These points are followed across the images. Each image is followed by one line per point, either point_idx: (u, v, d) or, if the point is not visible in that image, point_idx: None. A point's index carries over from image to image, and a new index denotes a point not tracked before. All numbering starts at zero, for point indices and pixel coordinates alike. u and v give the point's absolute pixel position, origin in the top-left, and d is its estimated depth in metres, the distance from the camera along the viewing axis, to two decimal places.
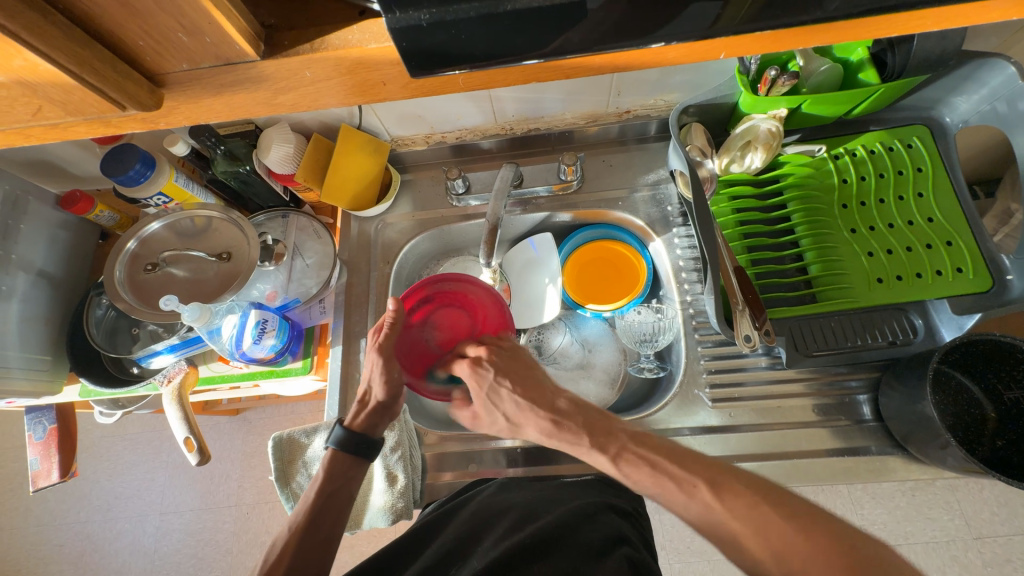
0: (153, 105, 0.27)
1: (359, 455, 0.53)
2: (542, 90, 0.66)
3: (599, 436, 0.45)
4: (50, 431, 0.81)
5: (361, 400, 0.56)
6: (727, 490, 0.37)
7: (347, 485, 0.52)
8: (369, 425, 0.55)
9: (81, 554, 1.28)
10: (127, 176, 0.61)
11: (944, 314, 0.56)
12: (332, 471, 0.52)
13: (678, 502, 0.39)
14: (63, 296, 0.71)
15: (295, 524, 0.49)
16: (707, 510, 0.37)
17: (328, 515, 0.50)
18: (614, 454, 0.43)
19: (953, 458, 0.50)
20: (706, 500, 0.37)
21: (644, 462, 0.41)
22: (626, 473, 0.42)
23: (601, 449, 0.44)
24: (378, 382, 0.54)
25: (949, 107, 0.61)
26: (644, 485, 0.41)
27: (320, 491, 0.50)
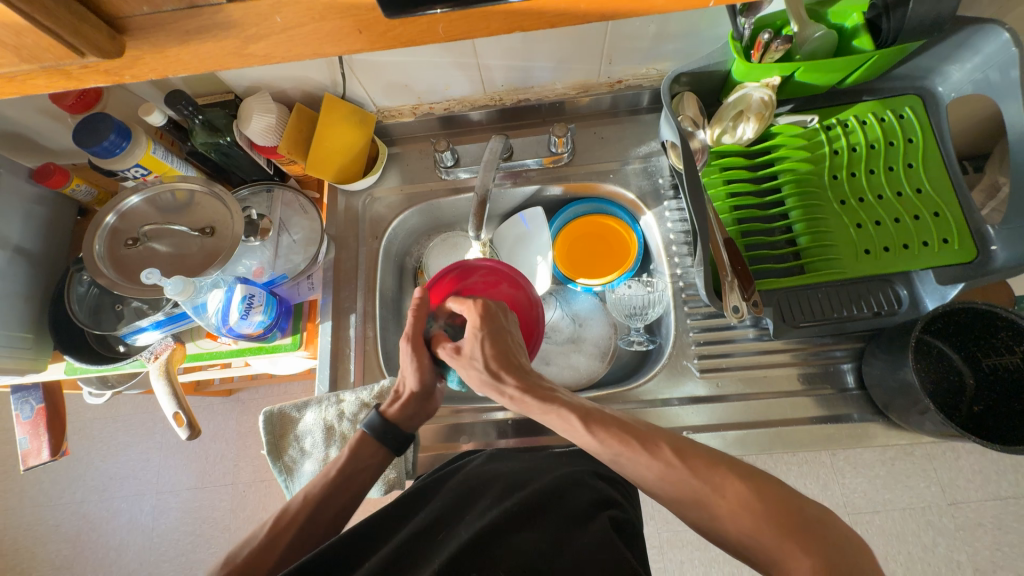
0: (114, 52, 0.28)
1: (388, 445, 0.53)
2: (531, 58, 0.64)
3: (568, 403, 0.42)
4: (38, 410, 0.80)
5: (397, 392, 0.55)
6: (692, 455, 0.38)
7: (369, 470, 0.52)
8: (406, 417, 0.54)
9: (78, 534, 1.29)
10: (102, 147, 0.58)
11: (929, 285, 0.57)
12: (354, 454, 0.52)
13: (640, 459, 0.38)
14: (42, 272, 0.69)
15: (309, 497, 0.49)
16: (669, 470, 0.37)
17: (345, 494, 0.50)
18: (584, 420, 0.40)
19: (931, 423, 0.51)
20: (668, 459, 0.38)
21: (615, 425, 0.40)
22: (593, 437, 0.40)
23: (574, 415, 0.41)
24: (412, 372, 0.51)
25: (942, 76, 0.61)
26: (611, 448, 0.39)
27: (341, 472, 0.50)
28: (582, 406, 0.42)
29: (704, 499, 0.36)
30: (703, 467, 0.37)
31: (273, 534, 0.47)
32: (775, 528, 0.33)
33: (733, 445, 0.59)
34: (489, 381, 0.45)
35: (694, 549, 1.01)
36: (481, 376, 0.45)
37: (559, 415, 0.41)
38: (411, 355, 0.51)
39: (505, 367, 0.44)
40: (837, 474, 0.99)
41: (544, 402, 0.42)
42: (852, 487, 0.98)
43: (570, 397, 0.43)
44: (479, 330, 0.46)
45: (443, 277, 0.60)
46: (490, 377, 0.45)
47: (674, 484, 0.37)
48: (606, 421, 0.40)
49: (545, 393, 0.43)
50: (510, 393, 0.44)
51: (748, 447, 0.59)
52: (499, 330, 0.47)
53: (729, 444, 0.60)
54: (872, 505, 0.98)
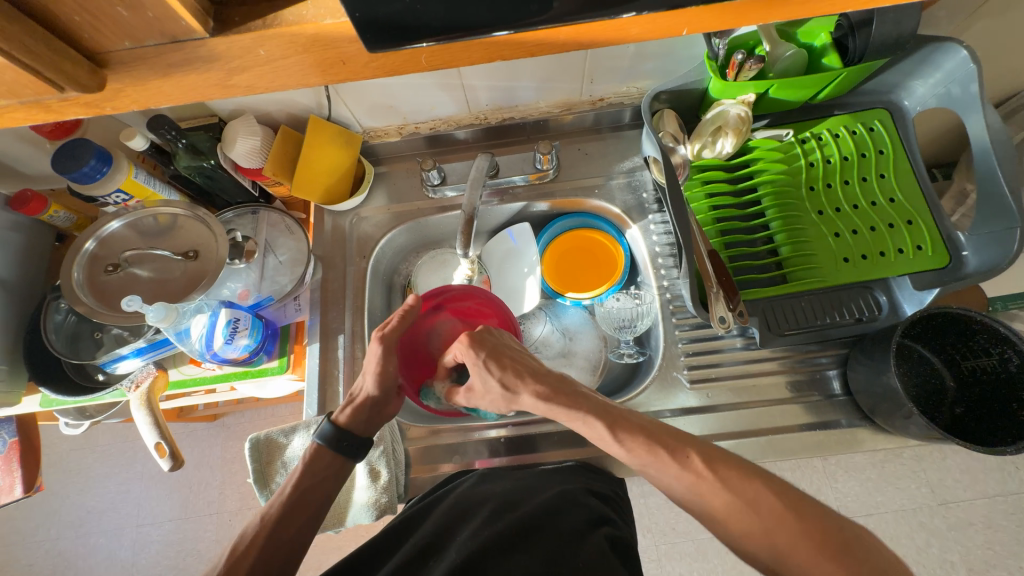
0: (94, 86, 0.28)
1: (343, 453, 0.50)
2: (515, 78, 0.65)
3: (591, 408, 0.42)
4: (11, 444, 0.77)
5: (350, 398, 0.53)
6: (724, 466, 0.38)
7: (326, 483, 0.50)
8: (360, 424, 0.52)
9: (53, 573, 1.23)
10: (82, 173, 0.57)
11: (907, 291, 0.59)
12: (310, 466, 0.50)
13: (670, 471, 0.39)
14: (17, 301, 0.67)
15: (265, 519, 0.47)
16: (699, 481, 0.38)
17: (302, 511, 0.48)
18: (611, 425, 0.41)
19: (916, 426, 0.52)
20: (699, 470, 0.38)
21: (641, 432, 0.41)
22: (622, 446, 0.40)
23: (600, 420, 0.41)
24: (373, 376, 0.51)
25: (907, 90, 0.64)
26: (639, 457, 0.40)
27: (296, 486, 0.49)
28: (605, 408, 0.42)
29: (729, 518, 0.36)
30: (734, 479, 0.37)
31: (227, 564, 0.44)
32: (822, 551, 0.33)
33: None
34: (511, 398, 0.45)
35: (692, 560, 1.00)
36: (500, 395, 0.45)
37: (584, 420, 0.42)
38: (381, 359, 0.51)
39: (525, 379, 0.45)
40: (830, 478, 1.00)
41: (570, 409, 0.42)
42: (845, 491, 0.99)
43: (593, 397, 0.44)
44: (479, 356, 0.46)
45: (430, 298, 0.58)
46: (509, 393, 0.45)
47: (705, 495, 0.37)
48: (631, 427, 0.41)
49: (570, 394, 0.44)
50: (534, 405, 0.44)
51: (740, 457, 0.60)
52: (507, 350, 0.48)
53: None
54: (865, 508, 0.99)
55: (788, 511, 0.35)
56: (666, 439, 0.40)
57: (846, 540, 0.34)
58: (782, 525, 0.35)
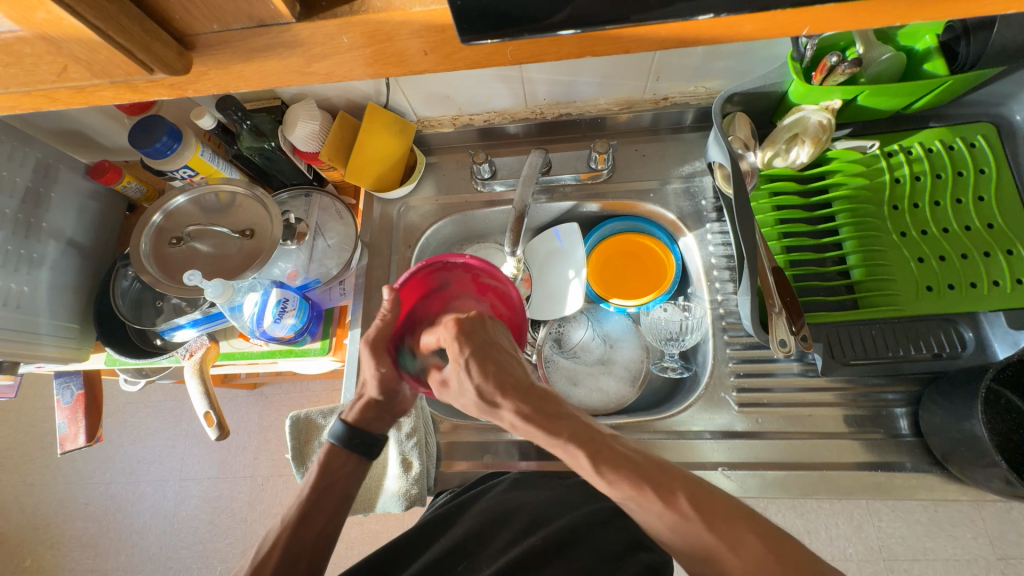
0: (181, 68, 0.29)
1: (358, 452, 0.51)
2: (577, 73, 0.62)
3: (574, 436, 0.37)
4: (77, 396, 0.83)
5: (359, 395, 0.53)
6: (710, 504, 0.35)
7: (343, 484, 0.50)
8: (366, 421, 0.52)
9: (104, 514, 1.34)
10: (155, 149, 0.60)
11: (999, 329, 0.53)
12: (327, 466, 0.50)
13: (653, 510, 0.35)
14: (91, 265, 0.71)
15: (287, 520, 0.48)
16: (683, 522, 0.35)
17: (322, 512, 0.48)
18: (593, 456, 0.36)
19: (998, 481, 0.47)
20: (683, 509, 0.35)
21: (626, 466, 0.36)
22: (603, 479, 0.36)
23: (579, 449, 0.36)
24: (371, 380, 0.49)
25: (1021, 103, 0.56)
26: (622, 492, 0.36)
27: (313, 487, 0.49)
28: (587, 434, 0.37)
29: (718, 557, 0.34)
30: (721, 521, 0.34)
31: (255, 567, 0.45)
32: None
33: (772, 487, 0.56)
34: (485, 409, 0.38)
35: None
36: (475, 405, 0.39)
37: (566, 449, 0.36)
38: (373, 363, 0.48)
39: (504, 392, 0.38)
40: (873, 516, 0.93)
41: (551, 438, 0.36)
42: (889, 531, 0.92)
43: (577, 422, 0.38)
44: (462, 354, 0.39)
45: (442, 264, 0.55)
46: (485, 405, 0.38)
47: (688, 536, 0.34)
48: (615, 459, 0.36)
49: (552, 418, 0.37)
50: (512, 424, 0.38)
51: (787, 490, 0.56)
52: (490, 347, 0.40)
53: (766, 485, 0.56)
54: (910, 553, 0.91)
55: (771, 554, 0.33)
56: (641, 462, 0.37)
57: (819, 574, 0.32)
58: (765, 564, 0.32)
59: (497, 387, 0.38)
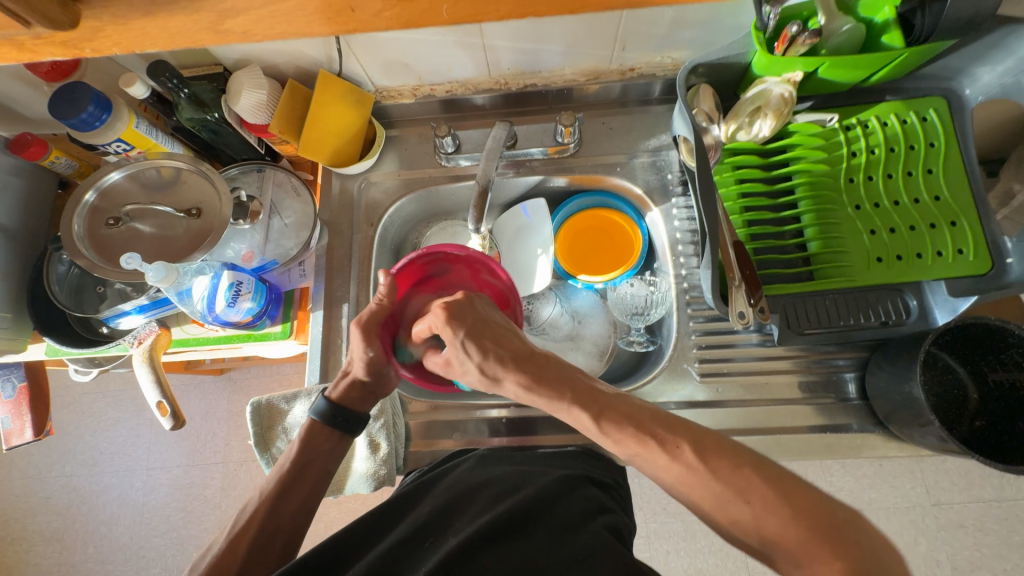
0: (69, 22, 0.29)
1: (340, 429, 0.51)
2: (540, 39, 0.60)
3: (576, 399, 0.40)
4: (20, 388, 0.78)
5: (344, 372, 0.52)
6: (714, 455, 0.35)
7: (324, 458, 0.50)
8: (352, 399, 0.51)
9: (67, 507, 1.29)
10: (81, 120, 0.55)
11: (940, 297, 0.56)
12: (308, 442, 0.50)
13: (659, 462, 0.37)
14: (20, 249, 0.66)
15: (265, 493, 0.47)
16: (689, 473, 0.35)
17: (304, 483, 0.49)
18: (596, 415, 0.39)
19: (933, 438, 0.50)
20: (688, 461, 0.35)
21: (628, 422, 0.38)
22: (606, 435, 0.39)
23: (582, 410, 0.40)
24: (359, 360, 0.48)
25: (971, 77, 0.58)
26: (626, 447, 0.38)
27: (295, 462, 0.49)
28: (591, 395, 0.40)
29: (725, 506, 0.34)
30: (727, 469, 0.34)
31: (230, 542, 0.45)
32: (792, 526, 0.31)
33: None
34: (489, 382, 0.44)
35: (681, 540, 1.03)
36: (480, 379, 0.44)
37: (568, 410, 0.41)
38: (363, 344, 0.47)
39: (503, 368, 0.43)
40: (825, 473, 0.99)
41: (555, 400, 0.41)
42: (840, 486, 0.98)
43: (578, 386, 0.41)
44: (456, 338, 0.43)
45: (444, 256, 0.54)
46: (489, 379, 0.44)
47: (693, 488, 0.35)
48: (618, 415, 0.39)
49: (552, 382, 0.41)
50: (516, 391, 0.43)
51: None
52: (486, 326, 0.44)
53: None
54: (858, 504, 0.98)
55: (784, 502, 0.32)
56: (644, 419, 0.38)
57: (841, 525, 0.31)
58: (773, 514, 0.32)
59: (497, 363, 0.43)
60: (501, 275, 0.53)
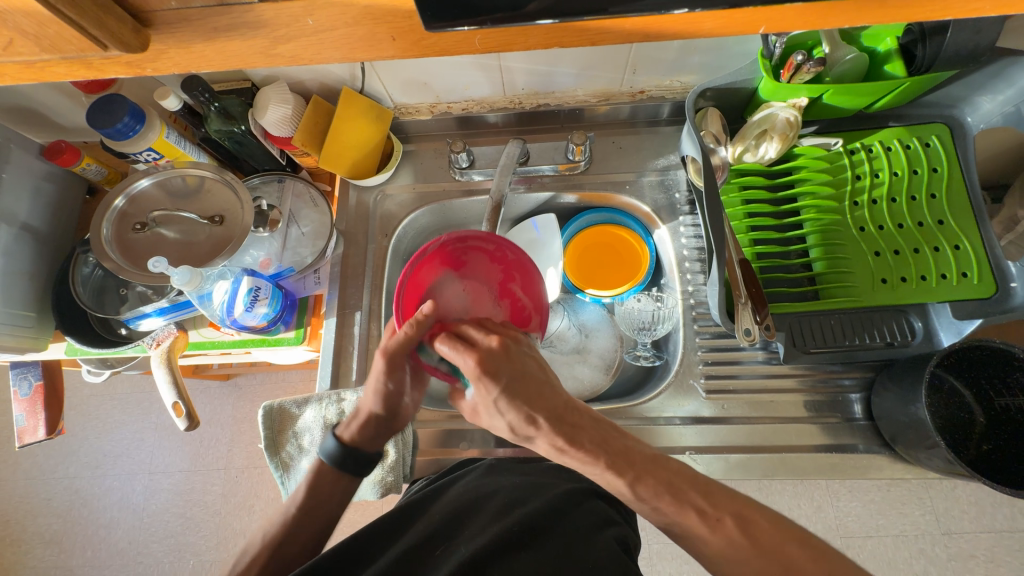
0: (137, 45, 0.28)
1: (348, 472, 0.50)
2: (555, 62, 0.62)
3: (611, 463, 0.38)
4: (36, 387, 0.80)
5: (357, 414, 0.51)
6: (759, 529, 0.37)
7: (329, 505, 0.50)
8: (365, 438, 0.51)
9: (68, 509, 1.29)
10: (116, 129, 0.57)
11: (945, 319, 0.56)
12: (314, 487, 0.50)
13: (699, 531, 0.37)
14: (47, 251, 0.68)
15: (268, 539, 0.48)
16: (732, 543, 0.36)
17: (308, 529, 0.49)
18: (631, 479, 0.38)
19: (940, 460, 0.50)
20: (730, 533, 0.37)
21: (666, 489, 0.38)
22: (639, 497, 0.39)
23: (617, 475, 0.38)
24: (374, 390, 0.48)
25: (972, 106, 0.60)
26: (664, 513, 0.38)
27: (299, 506, 0.49)
28: (626, 462, 0.39)
29: None
30: (771, 544, 0.36)
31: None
32: None
33: (735, 470, 0.58)
34: (519, 437, 0.41)
35: (684, 562, 1.01)
36: (510, 432, 0.41)
37: (604, 472, 0.39)
38: (383, 375, 0.47)
39: (541, 427, 0.39)
40: (831, 497, 0.98)
41: (594, 459, 0.38)
42: (846, 510, 0.97)
43: (613, 448, 0.39)
44: (490, 394, 0.39)
45: (471, 243, 0.54)
46: (520, 435, 0.41)
47: (738, 559, 0.36)
48: (655, 480, 0.38)
49: (593, 446, 0.39)
50: (548, 449, 0.40)
51: (751, 473, 0.58)
52: (523, 380, 0.40)
53: (730, 468, 0.59)
54: (865, 530, 0.97)
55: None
56: (692, 483, 0.39)
57: None
58: None
59: (535, 423, 0.39)
60: (528, 273, 0.54)
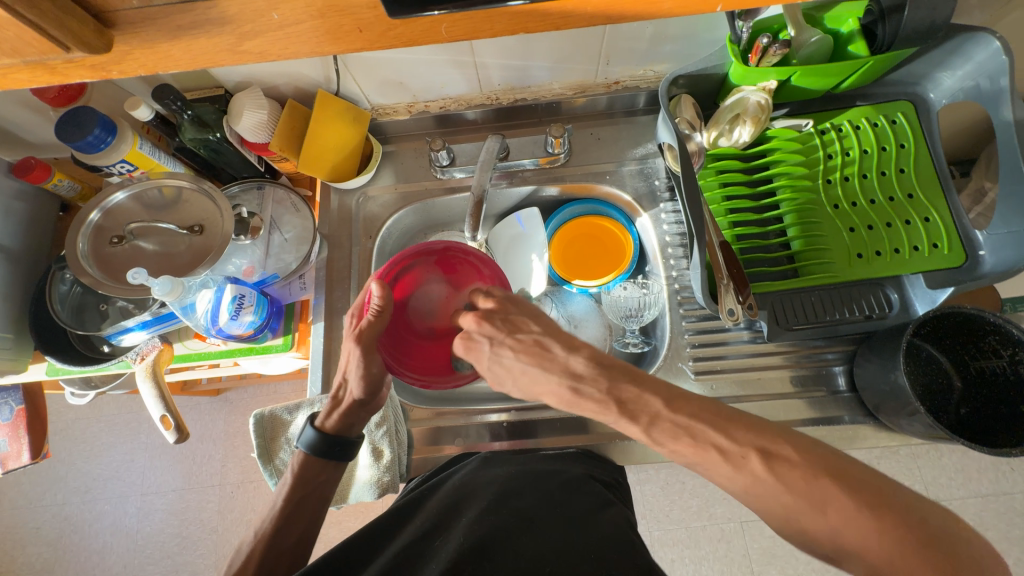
0: (101, 46, 0.28)
1: (331, 458, 0.51)
2: (529, 56, 0.63)
3: (622, 411, 0.42)
4: (18, 411, 0.78)
5: (335, 400, 0.53)
6: (785, 462, 0.36)
7: (319, 492, 0.52)
8: (344, 425, 0.52)
9: (59, 537, 1.26)
10: (86, 142, 0.56)
11: (919, 289, 0.58)
12: (301, 477, 0.51)
13: (723, 472, 0.38)
14: (21, 271, 0.67)
15: (261, 532, 0.50)
16: (756, 483, 0.37)
17: (301, 518, 0.51)
18: (646, 426, 0.41)
19: (921, 424, 0.52)
20: (756, 471, 0.37)
21: (684, 431, 0.39)
22: (660, 444, 0.41)
23: (630, 422, 0.41)
24: (356, 377, 0.50)
25: (934, 82, 0.62)
26: (684, 455, 0.40)
27: (287, 500, 0.50)
28: (636, 407, 0.42)
29: (802, 518, 0.35)
30: (802, 481, 0.35)
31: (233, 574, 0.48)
32: (879, 537, 0.33)
33: None
34: (534, 392, 0.47)
35: (685, 547, 1.03)
36: (528, 388, 0.47)
37: (614, 422, 0.42)
38: (362, 359, 0.49)
39: (552, 374, 0.45)
40: None
41: (604, 406, 0.43)
42: None
43: (623, 395, 0.42)
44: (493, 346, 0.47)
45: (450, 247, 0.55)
46: (538, 388, 0.46)
47: (760, 496, 0.37)
48: (676, 423, 0.40)
49: (600, 393, 0.43)
50: (563, 399, 0.45)
51: None
52: (522, 335, 0.48)
53: None
54: None
55: (864, 510, 0.33)
56: (718, 420, 0.39)
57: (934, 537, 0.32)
58: (857, 523, 0.33)
59: (541, 369, 0.46)
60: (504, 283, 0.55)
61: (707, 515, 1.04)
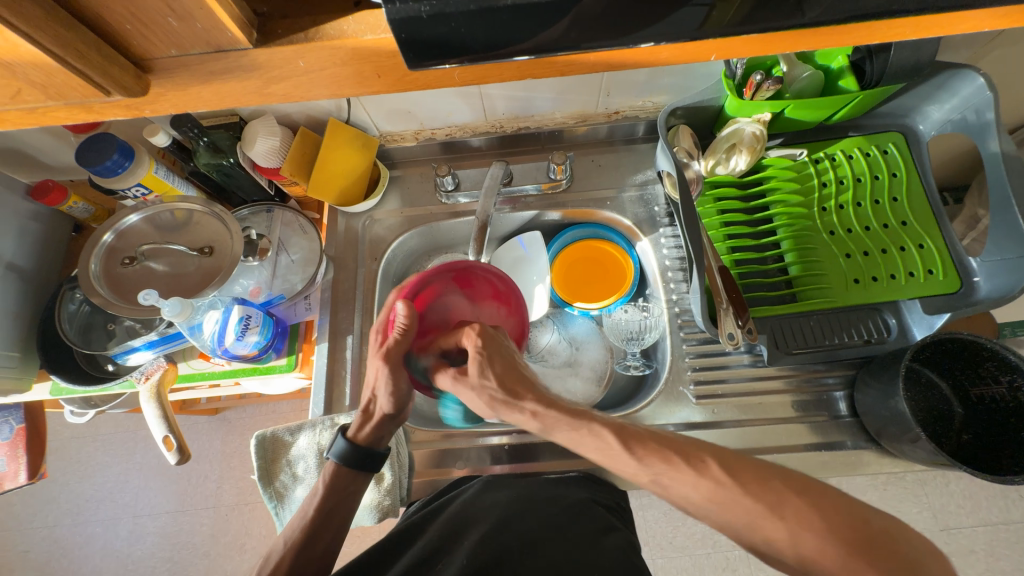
0: (138, 90, 0.30)
1: (364, 468, 0.51)
2: (532, 88, 0.66)
3: (604, 421, 0.37)
4: (18, 430, 0.78)
5: (367, 415, 0.52)
6: (740, 467, 0.34)
7: (347, 502, 0.51)
8: (375, 437, 0.52)
9: (48, 560, 1.23)
10: (105, 167, 0.58)
11: (917, 315, 0.59)
12: (332, 486, 0.50)
13: (685, 481, 0.35)
14: (32, 290, 0.68)
15: (290, 542, 0.48)
16: (717, 489, 0.34)
17: (328, 529, 0.49)
18: (622, 438, 0.36)
19: (923, 451, 0.52)
20: (716, 477, 0.34)
21: (651, 439, 0.36)
22: (632, 456, 0.36)
23: (610, 439, 0.36)
24: (385, 394, 0.49)
25: (922, 115, 0.64)
26: (651, 467, 0.35)
27: (318, 509, 0.49)
28: (612, 419, 0.38)
29: (758, 522, 0.32)
30: (754, 483, 0.33)
31: None
32: (829, 538, 0.30)
33: None
34: (503, 410, 0.41)
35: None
36: (490, 406, 0.42)
37: (591, 432, 0.37)
38: (389, 376, 0.47)
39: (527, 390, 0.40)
40: None
41: (576, 421, 0.38)
42: None
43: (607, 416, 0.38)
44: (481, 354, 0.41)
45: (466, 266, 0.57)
46: (507, 406, 0.40)
47: (723, 505, 0.33)
48: (643, 437, 0.36)
49: (575, 413, 0.39)
50: (532, 419, 0.40)
51: None
52: (508, 355, 0.42)
53: None
54: None
55: (815, 511, 0.31)
56: (677, 430, 0.37)
57: (875, 536, 0.30)
58: (811, 527, 0.31)
59: (515, 386, 0.40)
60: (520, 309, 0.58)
61: (711, 543, 1.02)
